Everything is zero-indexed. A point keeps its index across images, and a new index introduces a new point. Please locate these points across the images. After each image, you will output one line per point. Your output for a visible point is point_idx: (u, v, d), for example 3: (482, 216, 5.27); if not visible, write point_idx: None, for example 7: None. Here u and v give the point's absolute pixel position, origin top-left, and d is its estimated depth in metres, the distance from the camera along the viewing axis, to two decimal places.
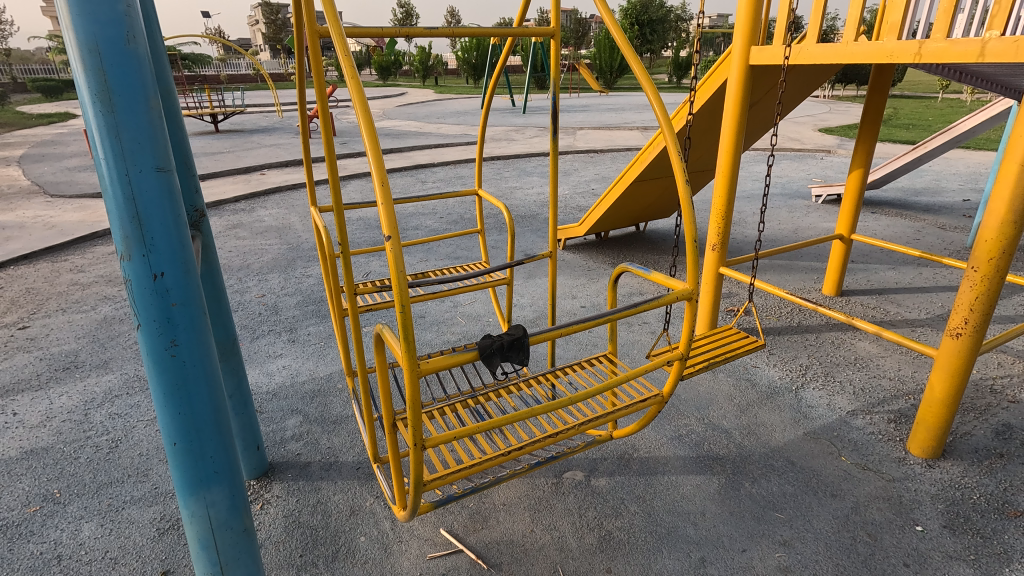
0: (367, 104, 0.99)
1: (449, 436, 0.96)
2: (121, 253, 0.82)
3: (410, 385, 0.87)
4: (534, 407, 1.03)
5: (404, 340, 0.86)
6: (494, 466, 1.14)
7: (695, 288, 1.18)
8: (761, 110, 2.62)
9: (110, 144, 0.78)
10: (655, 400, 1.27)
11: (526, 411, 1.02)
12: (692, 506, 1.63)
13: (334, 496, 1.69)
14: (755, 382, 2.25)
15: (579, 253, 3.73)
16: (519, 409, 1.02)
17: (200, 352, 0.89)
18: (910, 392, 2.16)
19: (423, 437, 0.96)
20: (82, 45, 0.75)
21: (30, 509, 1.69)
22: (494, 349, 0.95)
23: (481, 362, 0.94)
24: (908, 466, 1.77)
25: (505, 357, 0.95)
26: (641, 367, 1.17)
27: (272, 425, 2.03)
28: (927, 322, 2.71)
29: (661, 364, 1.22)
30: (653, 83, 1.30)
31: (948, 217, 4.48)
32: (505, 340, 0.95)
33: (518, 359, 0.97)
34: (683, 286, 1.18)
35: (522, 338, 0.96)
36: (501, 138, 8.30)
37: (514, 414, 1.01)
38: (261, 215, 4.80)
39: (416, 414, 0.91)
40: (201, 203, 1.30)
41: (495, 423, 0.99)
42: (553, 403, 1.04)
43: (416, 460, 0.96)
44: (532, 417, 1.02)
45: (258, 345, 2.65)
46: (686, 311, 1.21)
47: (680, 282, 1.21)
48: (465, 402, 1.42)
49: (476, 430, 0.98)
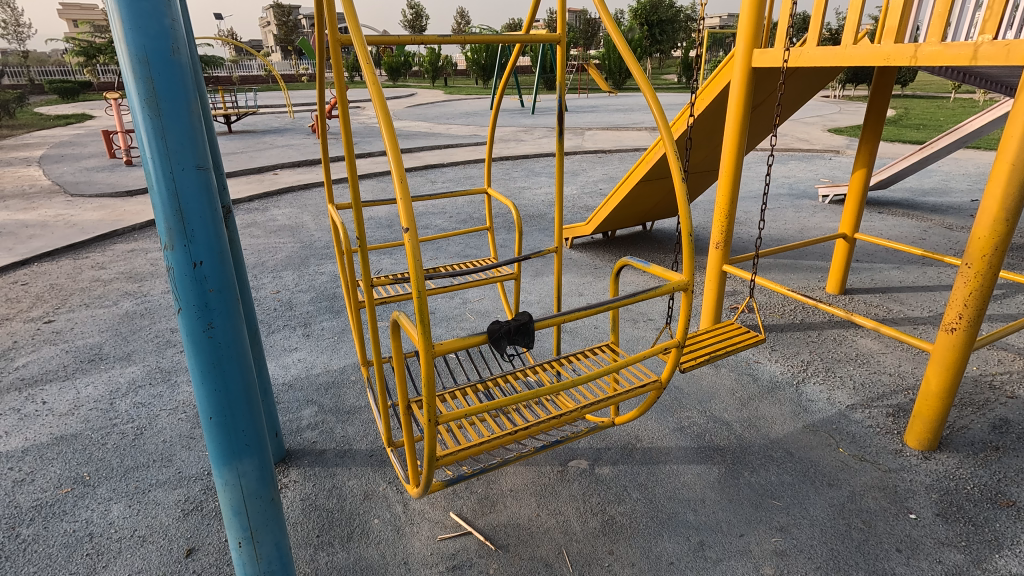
0: (387, 105, 1.05)
1: (460, 415, 1.03)
2: (164, 243, 0.89)
3: (425, 366, 0.93)
4: (539, 388, 1.08)
5: (419, 323, 0.92)
6: (502, 445, 1.20)
7: (690, 279, 1.24)
8: (766, 110, 2.66)
9: (156, 144, 0.86)
10: (654, 385, 1.31)
11: (531, 393, 1.07)
12: (693, 494, 1.69)
13: (349, 481, 1.78)
14: (757, 377, 2.31)
15: (585, 252, 3.79)
16: (524, 392, 1.08)
17: (233, 334, 0.96)
18: (910, 386, 2.21)
19: (437, 416, 1.02)
20: (133, 56, 0.82)
21: (62, 490, 1.79)
22: (502, 333, 1.01)
23: (489, 345, 1.01)
24: (905, 457, 1.82)
25: (512, 340, 1.02)
26: (640, 354, 1.22)
27: (289, 415, 2.12)
28: (928, 320, 2.75)
29: (659, 351, 1.27)
30: (652, 86, 1.36)
31: (955, 218, 4.49)
32: (513, 324, 1.00)
33: (524, 343, 1.03)
34: (680, 278, 1.23)
35: (528, 323, 1.02)
36: (511, 138, 8.42)
37: (520, 395, 1.06)
38: (274, 214, 4.93)
39: (430, 395, 0.97)
40: (228, 199, 1.38)
41: (503, 402, 1.05)
42: (558, 386, 1.10)
43: (430, 438, 1.02)
44: (538, 398, 1.08)
45: (274, 339, 2.74)
46: (682, 303, 1.26)
47: (677, 273, 1.27)
48: (475, 386, 1.49)
49: (484, 410, 1.04)
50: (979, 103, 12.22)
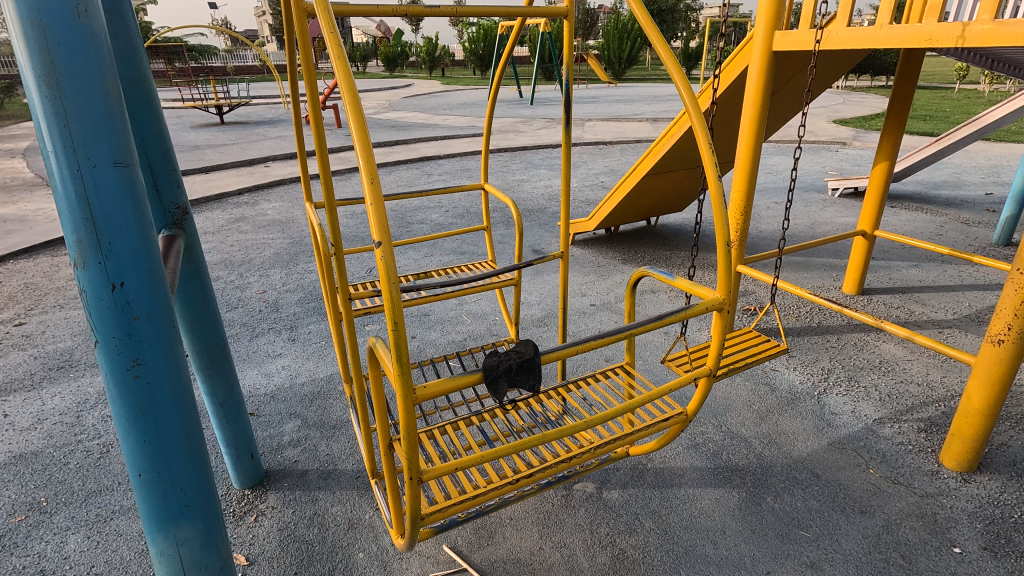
0: (354, 83, 0.87)
1: (448, 468, 0.86)
2: (74, 260, 0.71)
3: (404, 416, 0.77)
4: (547, 433, 0.91)
5: (396, 359, 0.76)
6: (501, 495, 1.01)
7: (727, 296, 1.07)
8: (786, 96, 2.47)
9: (59, 134, 0.67)
10: (678, 419, 1.14)
11: (537, 438, 0.90)
12: (711, 523, 1.53)
13: (332, 508, 1.61)
14: (774, 387, 2.14)
15: (587, 248, 3.62)
16: (528, 437, 0.91)
17: (167, 372, 0.78)
18: (941, 398, 2.04)
19: (420, 468, 0.85)
20: (25, 20, 0.64)
21: (14, 518, 1.61)
22: (501, 371, 0.83)
23: (486, 386, 0.83)
24: (943, 480, 1.66)
25: (513, 381, 0.84)
26: (663, 387, 1.05)
27: (269, 430, 1.96)
28: (953, 323, 2.59)
29: (686, 382, 1.10)
30: (680, 68, 1.19)
31: (970, 212, 4.33)
32: (514, 361, 0.83)
33: (528, 383, 0.85)
34: (714, 294, 1.07)
35: (533, 358, 0.84)
36: (509, 130, 8.22)
37: (523, 441, 0.90)
38: (264, 209, 4.74)
39: (411, 444, 0.81)
40: (184, 199, 1.22)
41: (501, 450, 0.88)
42: (567, 427, 0.93)
43: (413, 495, 0.85)
44: (546, 443, 0.91)
45: (257, 344, 2.57)
46: (716, 323, 1.09)
47: (710, 289, 1.09)
48: (468, 419, 1.31)
49: (479, 460, 0.87)
50: (985, 95, 12.02)
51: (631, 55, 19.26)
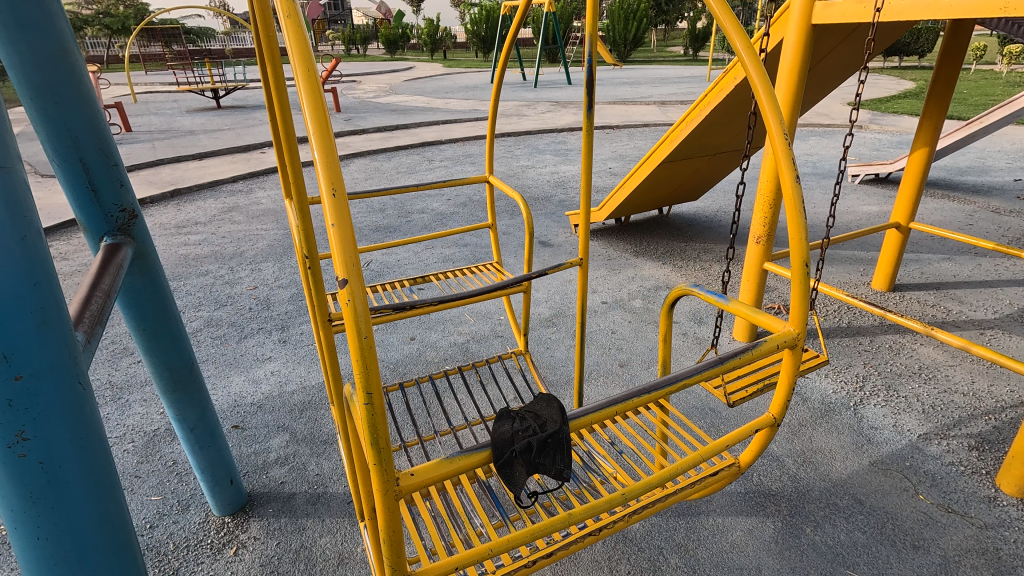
0: (310, 54, 0.67)
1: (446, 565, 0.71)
2: None
3: (385, 509, 0.64)
4: (568, 516, 0.76)
5: (375, 443, 0.61)
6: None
7: (801, 329, 0.93)
8: (819, 75, 2.25)
9: None
10: (722, 474, 0.98)
11: (560, 521, 0.76)
12: (746, 560, 1.36)
13: (321, 539, 1.45)
14: (806, 397, 1.96)
15: (598, 240, 3.41)
16: (546, 520, 0.76)
17: (63, 433, 0.65)
18: (991, 410, 1.86)
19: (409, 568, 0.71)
20: None
21: None
22: (515, 452, 0.70)
23: (496, 469, 0.69)
24: (1002, 508, 1.49)
25: (532, 464, 0.71)
26: (706, 450, 0.89)
27: (255, 446, 1.79)
28: (996, 323, 2.40)
29: (738, 434, 0.93)
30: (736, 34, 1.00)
31: (1000, 200, 4.10)
32: (534, 441, 0.70)
33: (551, 465, 0.73)
34: (785, 329, 0.92)
35: (562, 435, 0.73)
36: (513, 113, 7.96)
37: (540, 527, 0.75)
38: (258, 198, 4.54)
39: (393, 540, 0.67)
40: (130, 198, 1.06)
41: (514, 539, 0.73)
42: (596, 503, 0.78)
43: None
44: (571, 525, 0.76)
45: (246, 347, 2.40)
46: (787, 361, 0.95)
47: (779, 321, 0.95)
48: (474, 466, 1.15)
49: (483, 555, 0.73)
50: (1003, 75, 11.63)
51: (636, 36, 18.78)
